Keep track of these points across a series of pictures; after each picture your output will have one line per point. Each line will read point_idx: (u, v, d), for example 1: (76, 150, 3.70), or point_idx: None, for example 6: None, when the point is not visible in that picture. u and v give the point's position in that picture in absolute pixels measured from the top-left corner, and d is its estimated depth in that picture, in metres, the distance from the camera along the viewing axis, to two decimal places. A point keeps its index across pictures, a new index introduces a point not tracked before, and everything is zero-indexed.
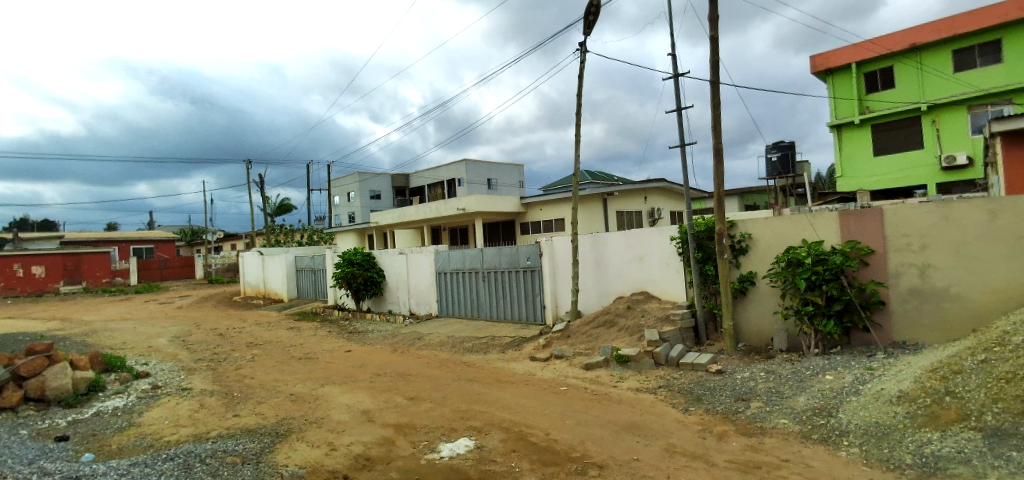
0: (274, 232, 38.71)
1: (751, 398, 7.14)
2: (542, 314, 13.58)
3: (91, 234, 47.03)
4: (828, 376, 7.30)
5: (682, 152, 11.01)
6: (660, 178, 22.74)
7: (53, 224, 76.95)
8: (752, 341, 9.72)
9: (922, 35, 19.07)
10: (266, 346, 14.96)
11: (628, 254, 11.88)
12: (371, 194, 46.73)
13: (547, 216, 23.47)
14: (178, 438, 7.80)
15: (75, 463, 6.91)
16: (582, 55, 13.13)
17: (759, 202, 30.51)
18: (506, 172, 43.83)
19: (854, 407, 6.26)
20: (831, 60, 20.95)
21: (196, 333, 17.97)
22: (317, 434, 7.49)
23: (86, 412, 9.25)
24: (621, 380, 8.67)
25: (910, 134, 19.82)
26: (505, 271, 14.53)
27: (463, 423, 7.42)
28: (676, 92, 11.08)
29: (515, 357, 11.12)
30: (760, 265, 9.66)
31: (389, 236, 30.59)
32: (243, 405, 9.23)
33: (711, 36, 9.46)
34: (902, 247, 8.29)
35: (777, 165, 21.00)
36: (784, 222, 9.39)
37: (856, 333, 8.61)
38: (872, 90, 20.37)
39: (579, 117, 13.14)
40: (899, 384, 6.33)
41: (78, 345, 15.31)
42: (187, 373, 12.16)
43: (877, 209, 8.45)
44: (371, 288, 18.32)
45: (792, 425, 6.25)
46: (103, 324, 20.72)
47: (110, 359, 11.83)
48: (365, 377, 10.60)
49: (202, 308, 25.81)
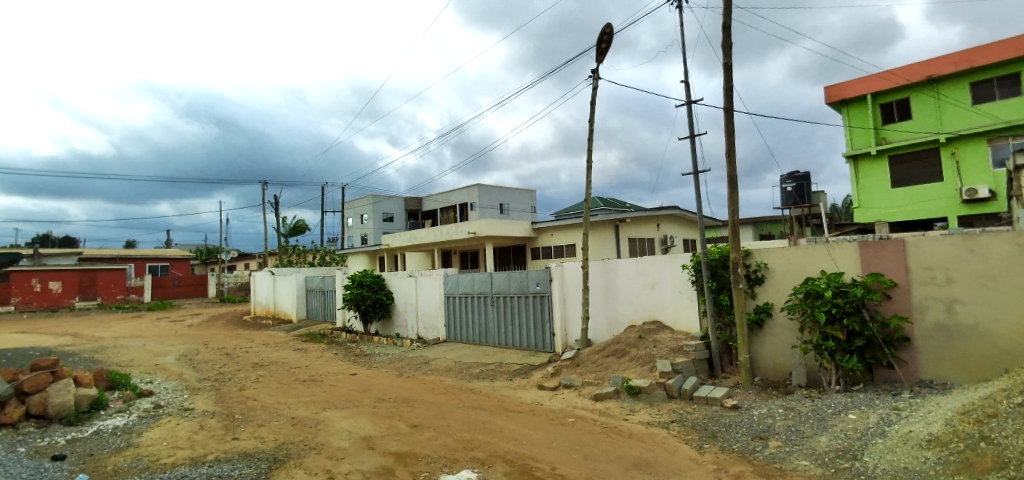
0: (287, 253, 38.83)
1: (770, 437, 6.78)
2: (551, 342, 13.26)
3: (109, 251, 47.68)
4: (852, 415, 6.92)
5: (695, 180, 10.81)
6: (674, 205, 22.46)
7: (75, 241, 79.00)
8: (769, 375, 9.38)
9: (941, 67, 18.78)
10: (271, 367, 14.78)
11: (640, 281, 11.59)
12: (384, 217, 46.96)
13: (558, 242, 23.24)
14: (175, 461, 7.57)
15: None
16: (595, 83, 13.07)
17: (774, 232, 30.13)
18: (518, 197, 43.85)
19: (881, 451, 5.89)
20: (846, 91, 20.78)
21: (203, 352, 17.82)
22: (315, 461, 7.21)
23: (86, 431, 9.03)
24: (632, 412, 8.33)
25: (930, 166, 19.49)
26: (514, 296, 14.28)
27: (466, 453, 7.12)
28: (690, 119, 10.90)
29: (522, 385, 10.81)
30: (777, 296, 9.34)
31: (400, 259, 30.52)
32: (243, 428, 8.98)
33: (727, 62, 9.32)
34: (926, 281, 7.95)
35: (792, 195, 20.68)
36: (801, 252, 9.10)
37: (880, 370, 8.22)
38: (889, 121, 20.11)
39: (591, 141, 13.01)
40: (928, 426, 5.97)
41: (86, 362, 15.22)
42: (191, 392, 11.97)
43: (898, 241, 8.15)
44: (380, 310, 18.13)
45: (814, 467, 5.89)
46: (113, 341, 20.69)
47: (116, 376, 11.68)
48: (368, 402, 10.33)
49: (211, 327, 25.70)
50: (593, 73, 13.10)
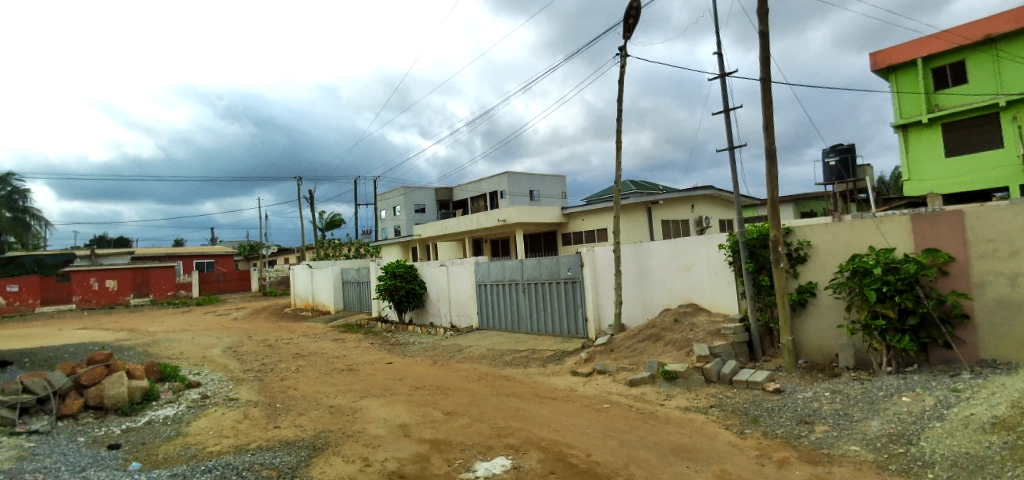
0: (324, 246, 39.45)
1: (816, 422, 6.44)
2: (584, 328, 13.04)
3: (158, 250, 49.38)
4: (905, 397, 6.53)
5: (730, 157, 10.37)
6: (709, 185, 21.91)
7: (127, 240, 82.27)
8: (814, 358, 8.98)
9: (998, 25, 17.62)
10: (311, 358, 14.96)
11: (674, 264, 11.25)
12: (416, 208, 47.27)
13: (590, 227, 22.91)
14: (220, 449, 7.66)
15: (121, 473, 6.83)
16: (622, 60, 12.67)
17: (815, 209, 29.10)
18: (548, 183, 43.53)
19: (939, 435, 5.50)
20: (893, 56, 19.73)
21: (247, 344, 18.19)
22: (353, 448, 7.20)
23: (139, 421, 9.22)
24: (668, 398, 8.07)
25: (987, 132, 18.43)
26: (545, 283, 14.10)
27: (501, 441, 6.99)
28: (723, 93, 10.46)
29: (556, 371, 10.65)
30: (822, 274, 8.90)
31: (433, 248, 30.65)
32: (285, 417, 9.07)
33: (762, 31, 8.86)
34: (987, 254, 7.43)
35: (835, 170, 19.85)
36: (847, 228, 8.63)
37: (935, 350, 7.75)
38: (941, 86, 19.05)
39: (621, 121, 12.65)
40: (991, 409, 5.58)
41: (138, 355, 15.70)
42: (235, 383, 12.18)
43: (956, 212, 7.63)
44: (413, 300, 18.19)
45: (865, 452, 5.56)
46: (164, 335, 21.35)
47: (165, 368, 11.96)
48: (403, 390, 10.33)
49: (254, 320, 26.33)
50: (620, 50, 12.71)
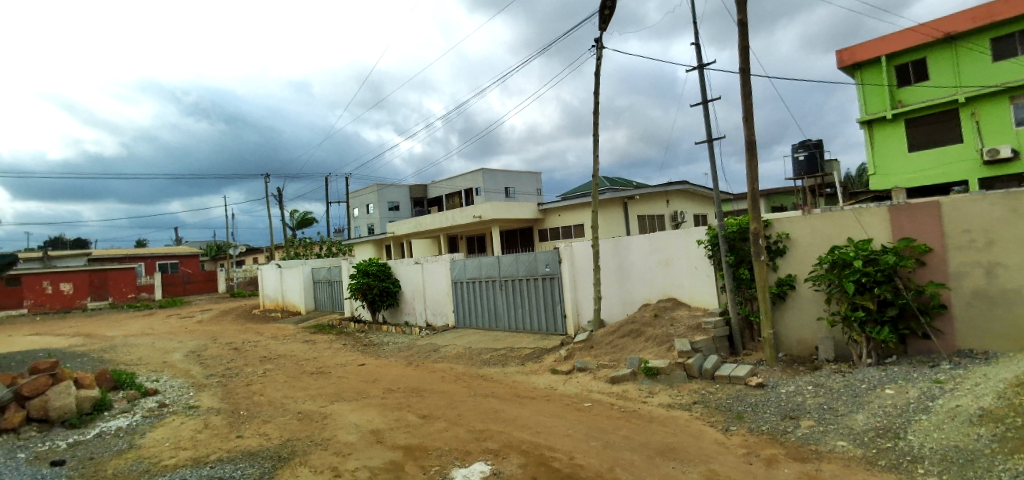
0: (293, 245, 38.51)
1: (801, 417, 6.36)
2: (563, 324, 12.87)
3: (119, 251, 47.70)
4: (889, 390, 6.49)
5: (710, 149, 10.28)
6: (683, 180, 21.99)
7: (87, 242, 79.88)
8: (794, 351, 8.98)
9: (959, 24, 18.05)
10: (279, 361, 14.46)
11: (654, 258, 11.13)
12: (389, 206, 46.59)
13: (566, 223, 22.80)
14: (176, 462, 7.24)
15: None
16: (599, 52, 12.49)
17: (786, 203, 29.54)
18: (523, 179, 43.39)
19: (926, 428, 5.45)
20: (859, 53, 20.01)
21: (211, 348, 17.51)
22: (321, 458, 6.86)
23: (88, 433, 8.70)
24: (651, 395, 7.93)
25: (950, 128, 18.79)
26: (523, 279, 13.88)
27: (479, 445, 6.74)
28: (702, 84, 10.36)
29: (535, 370, 10.43)
30: (801, 267, 8.88)
31: (407, 246, 30.18)
32: (248, 425, 8.66)
33: (741, 20, 8.76)
34: (964, 244, 7.45)
35: (804, 165, 20.01)
36: (826, 220, 8.62)
37: (914, 341, 7.79)
38: (905, 83, 19.42)
39: (598, 113, 12.48)
40: (977, 400, 5.56)
41: (93, 362, 14.94)
42: (197, 389, 11.66)
43: (933, 203, 7.65)
44: (387, 299, 17.78)
45: (852, 448, 5.46)
46: (123, 339, 20.48)
47: (120, 376, 11.37)
48: (377, 393, 9.98)
49: (221, 322, 25.52)
50: (596, 42, 12.52)
